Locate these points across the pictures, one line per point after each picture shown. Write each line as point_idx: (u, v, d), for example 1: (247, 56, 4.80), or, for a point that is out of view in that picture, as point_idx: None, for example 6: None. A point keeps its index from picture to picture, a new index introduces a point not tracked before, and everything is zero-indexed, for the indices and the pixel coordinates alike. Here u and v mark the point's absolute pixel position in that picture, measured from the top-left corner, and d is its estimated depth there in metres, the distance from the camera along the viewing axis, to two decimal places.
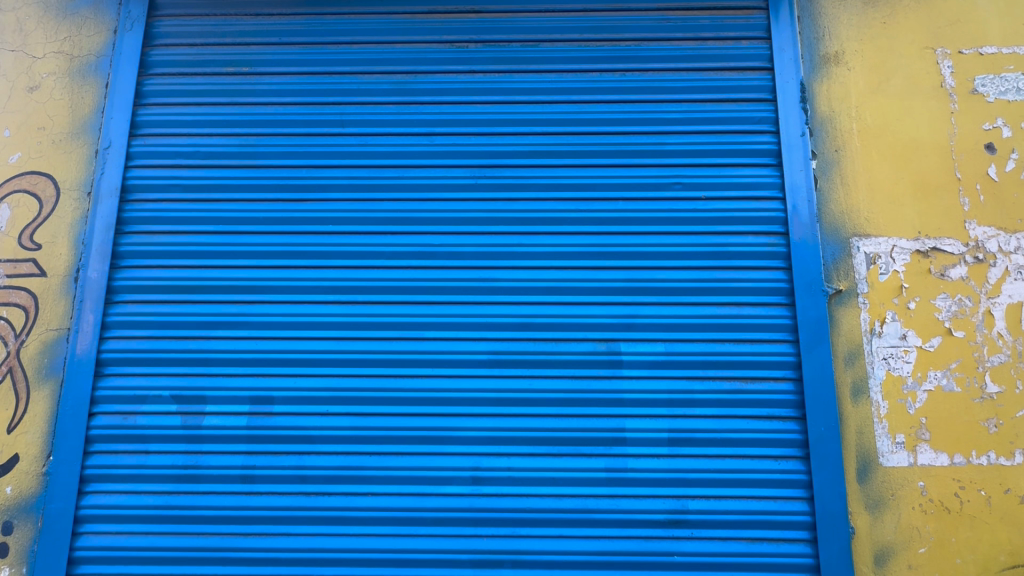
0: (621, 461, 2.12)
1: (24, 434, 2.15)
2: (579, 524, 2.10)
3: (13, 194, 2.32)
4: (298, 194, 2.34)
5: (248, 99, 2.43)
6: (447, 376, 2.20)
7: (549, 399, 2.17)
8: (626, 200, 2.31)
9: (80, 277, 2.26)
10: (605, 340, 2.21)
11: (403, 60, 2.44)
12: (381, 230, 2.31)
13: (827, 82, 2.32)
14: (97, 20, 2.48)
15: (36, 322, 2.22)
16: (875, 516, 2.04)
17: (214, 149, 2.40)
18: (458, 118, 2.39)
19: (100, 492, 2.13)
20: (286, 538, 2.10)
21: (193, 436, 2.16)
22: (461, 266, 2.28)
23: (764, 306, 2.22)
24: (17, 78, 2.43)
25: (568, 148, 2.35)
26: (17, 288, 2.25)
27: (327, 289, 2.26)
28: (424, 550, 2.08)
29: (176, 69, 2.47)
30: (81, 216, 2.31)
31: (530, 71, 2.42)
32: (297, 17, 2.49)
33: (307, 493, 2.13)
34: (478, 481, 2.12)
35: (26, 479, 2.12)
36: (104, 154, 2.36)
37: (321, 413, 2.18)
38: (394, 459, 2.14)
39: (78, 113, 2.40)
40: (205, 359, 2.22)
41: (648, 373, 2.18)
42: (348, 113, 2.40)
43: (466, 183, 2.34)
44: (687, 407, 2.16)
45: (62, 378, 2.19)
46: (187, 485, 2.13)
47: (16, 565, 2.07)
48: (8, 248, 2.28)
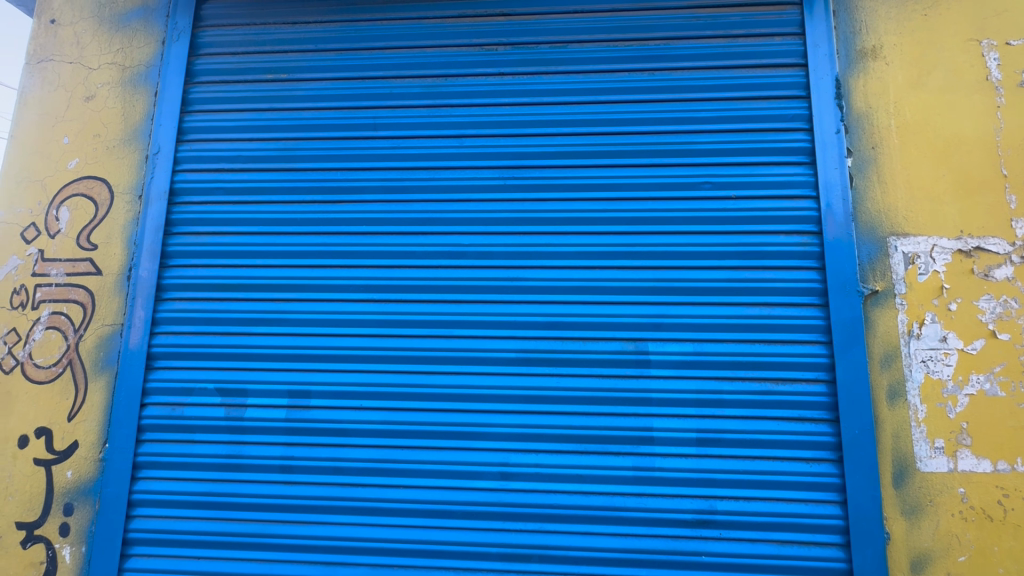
0: (648, 460, 2.13)
1: (83, 422, 2.30)
2: (606, 521, 2.12)
3: (72, 197, 2.49)
4: (334, 196, 2.43)
5: (287, 105, 2.53)
6: (476, 373, 2.25)
7: (576, 397, 2.20)
8: (655, 200, 2.32)
9: (132, 275, 2.40)
10: (633, 340, 2.22)
11: (433, 64, 2.49)
12: (413, 231, 2.38)
13: (863, 78, 2.27)
14: (146, 31, 2.62)
15: (93, 317, 2.38)
16: (911, 522, 1.99)
17: (254, 152, 2.50)
18: (486, 120, 2.43)
19: (151, 478, 2.26)
20: (321, 527, 2.18)
21: (235, 427, 2.27)
22: (490, 266, 2.33)
23: (796, 306, 2.19)
24: (74, 88, 2.59)
25: (597, 148, 2.36)
26: (75, 286, 2.41)
27: (360, 288, 2.34)
28: (454, 543, 2.13)
29: (219, 77, 2.59)
30: (133, 218, 2.46)
31: (558, 73, 2.44)
32: (331, 24, 2.57)
33: (342, 484, 2.21)
34: (506, 477, 2.16)
35: (84, 464, 2.27)
36: (153, 159, 2.49)
37: (355, 407, 2.26)
38: (425, 453, 2.20)
39: (129, 121, 2.54)
40: (245, 354, 2.32)
41: (675, 373, 2.19)
42: (381, 117, 2.47)
43: (494, 184, 2.38)
44: (716, 408, 2.16)
45: (116, 370, 2.33)
46: (230, 473, 2.24)
47: (76, 544, 2.22)
48: (67, 248, 2.44)
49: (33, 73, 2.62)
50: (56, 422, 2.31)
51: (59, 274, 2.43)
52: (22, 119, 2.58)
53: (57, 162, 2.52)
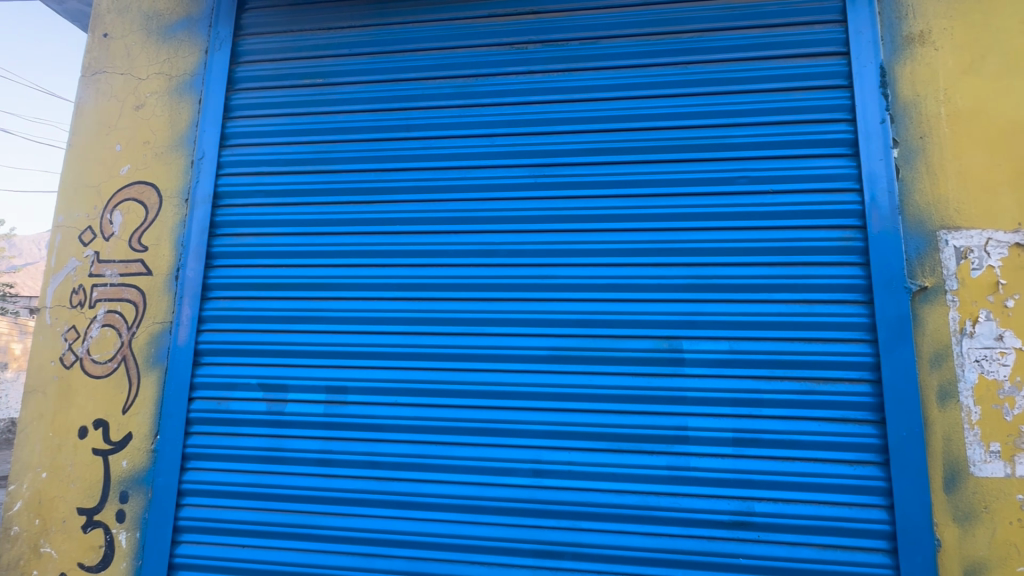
0: (683, 460, 2.10)
1: (136, 414, 2.43)
2: (640, 521, 2.10)
3: (125, 201, 2.63)
4: (367, 197, 2.49)
5: (323, 108, 2.60)
6: (509, 370, 2.26)
7: (609, 395, 2.18)
8: (688, 195, 2.28)
9: (180, 275, 2.52)
10: (667, 338, 2.20)
11: (463, 64, 2.52)
12: (445, 230, 2.41)
13: (910, 64, 2.18)
14: (190, 41, 2.74)
15: (145, 315, 2.50)
16: (964, 529, 1.91)
17: (292, 156, 2.58)
18: (517, 119, 2.44)
19: (199, 469, 2.37)
20: (358, 519, 2.24)
21: (277, 421, 2.35)
22: (521, 263, 2.34)
23: (839, 304, 2.12)
24: (125, 98, 2.73)
25: (628, 145, 2.34)
26: (128, 285, 2.54)
27: (394, 286, 2.39)
28: (487, 538, 2.16)
29: (258, 83, 2.68)
30: (180, 220, 2.57)
31: (589, 69, 2.43)
32: (364, 28, 2.63)
33: (378, 478, 2.26)
34: (539, 473, 2.17)
35: (137, 454, 2.40)
36: (199, 164, 2.61)
37: (391, 403, 2.31)
38: (459, 449, 2.24)
39: (175, 128, 2.66)
40: (285, 350, 2.40)
41: (710, 371, 2.15)
42: (413, 118, 2.52)
43: (525, 183, 2.39)
44: (753, 407, 2.11)
45: (166, 365, 2.45)
46: (272, 466, 2.33)
47: (131, 529, 2.35)
48: (121, 250, 2.58)
49: (88, 85, 2.77)
50: (112, 414, 2.44)
51: (114, 274, 2.57)
52: (79, 128, 2.73)
53: (111, 169, 2.67)
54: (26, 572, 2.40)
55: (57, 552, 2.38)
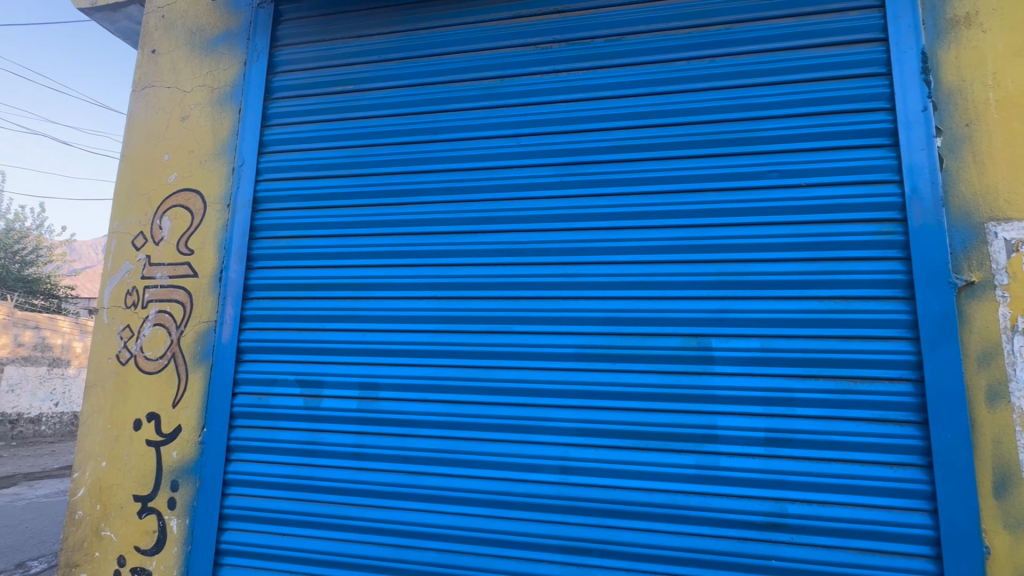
0: (713, 459, 2.08)
1: (185, 408, 2.58)
2: (669, 519, 2.08)
3: (173, 208, 2.79)
4: (397, 198, 2.56)
5: (354, 114, 2.69)
6: (537, 368, 2.29)
7: (636, 393, 2.18)
8: (717, 191, 2.25)
9: (223, 277, 2.66)
10: (696, 336, 2.17)
11: (489, 66, 2.56)
12: (472, 230, 2.46)
13: (954, 49, 2.10)
14: (231, 54, 2.88)
15: (192, 315, 2.65)
16: (1016, 536, 1.82)
17: (326, 161, 2.68)
18: (542, 119, 2.46)
19: (242, 460, 2.50)
20: (391, 512, 2.31)
21: (314, 416, 2.45)
22: (547, 262, 2.36)
23: (878, 300, 2.04)
24: (172, 110, 2.90)
25: (654, 141, 2.33)
26: (176, 287, 2.70)
27: (423, 286, 2.45)
28: (516, 533, 2.19)
29: (294, 92, 2.79)
30: (223, 224, 2.72)
31: (614, 66, 2.43)
32: (393, 35, 2.71)
33: (409, 472, 2.32)
34: (566, 470, 2.19)
35: (187, 445, 2.55)
36: (239, 171, 2.74)
37: (421, 399, 2.37)
38: (488, 445, 2.28)
39: (218, 137, 2.81)
40: (322, 348, 2.50)
41: (741, 370, 2.12)
42: (440, 121, 2.58)
43: (550, 182, 2.41)
44: (786, 406, 2.07)
45: (211, 362, 2.59)
46: (310, 459, 2.43)
47: (181, 516, 2.50)
48: (170, 254, 2.75)
49: (139, 99, 2.96)
50: (163, 407, 2.60)
51: (163, 277, 2.73)
52: (130, 140, 2.92)
53: (160, 177, 2.84)
54: (88, 554, 2.59)
55: (116, 536, 2.56)
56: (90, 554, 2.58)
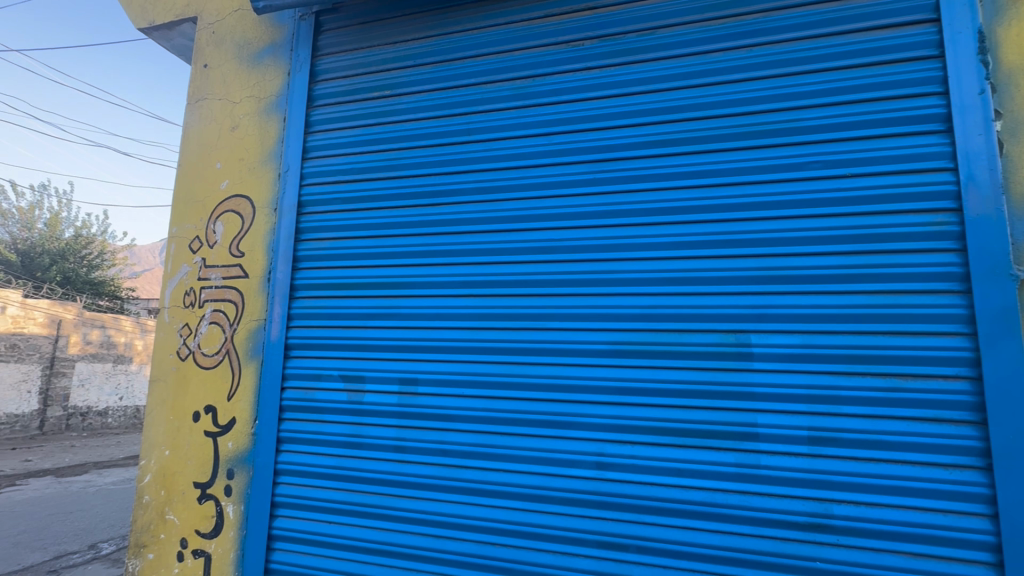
0: (753, 457, 2.04)
1: (238, 401, 2.74)
2: (707, 518, 2.05)
3: (225, 213, 2.96)
4: (434, 199, 2.63)
5: (391, 118, 2.78)
6: (571, 364, 2.31)
7: (673, 390, 2.16)
8: (755, 183, 2.20)
9: (271, 277, 2.80)
10: (734, 332, 2.14)
11: (521, 66, 2.60)
12: (506, 228, 2.50)
13: (1015, 26, 1.99)
14: (276, 65, 3.04)
15: (244, 313, 2.82)
16: None
17: (365, 164, 2.78)
18: (574, 116, 2.48)
19: (291, 451, 2.63)
20: (430, 503, 2.38)
21: (357, 409, 2.55)
22: (581, 259, 2.37)
23: (930, 294, 1.95)
24: (223, 120, 3.07)
25: (689, 135, 2.31)
26: (229, 287, 2.87)
27: (460, 284, 2.52)
28: (552, 527, 2.21)
29: (334, 99, 2.91)
30: (271, 227, 2.86)
31: (647, 61, 2.42)
32: (427, 39, 2.79)
33: (448, 465, 2.39)
34: (602, 466, 2.20)
35: (241, 436, 2.71)
36: (285, 176, 2.88)
37: (458, 394, 2.43)
38: (524, 440, 2.32)
39: (265, 145, 2.96)
40: (364, 344, 2.60)
41: (782, 367, 2.07)
42: (474, 122, 2.63)
43: (584, 179, 2.42)
44: (831, 404, 2.00)
45: (262, 358, 2.74)
46: (353, 451, 2.53)
47: (237, 502, 2.66)
48: (223, 256, 2.92)
49: (193, 111, 3.15)
50: (219, 401, 2.77)
51: (217, 278, 2.91)
52: (186, 150, 3.11)
53: (214, 184, 3.02)
54: (154, 536, 2.79)
55: (179, 519, 2.75)
56: (156, 536, 2.78)
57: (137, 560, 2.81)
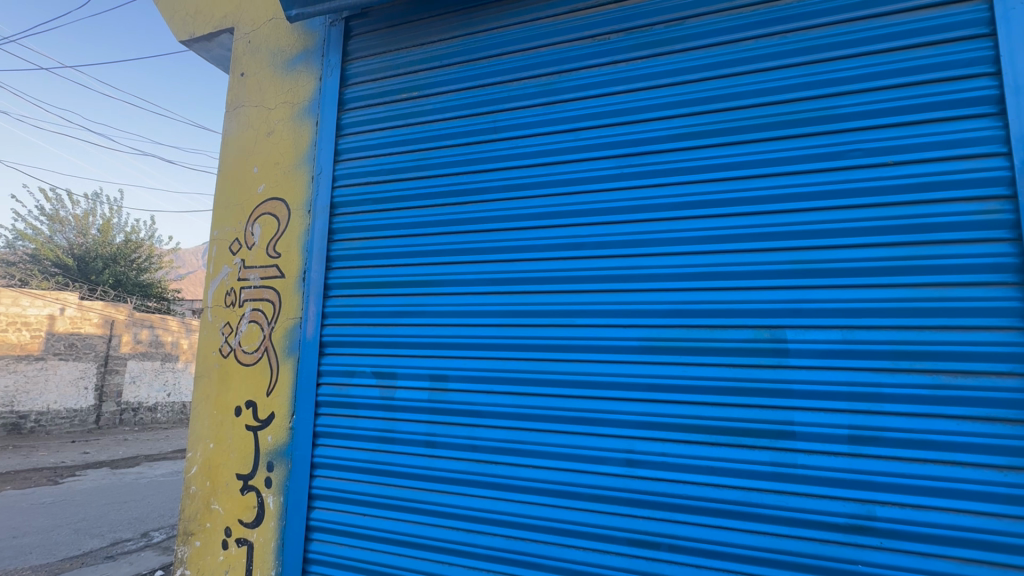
0: (790, 456, 1.98)
1: (277, 397, 2.84)
2: (742, 517, 2.01)
3: (262, 215, 3.08)
4: (462, 197, 2.67)
5: (419, 119, 2.83)
6: (601, 361, 2.30)
7: (704, 386, 2.13)
8: (790, 174, 2.14)
9: (306, 277, 2.90)
10: (769, 328, 2.08)
11: (546, 62, 2.60)
12: (534, 225, 2.51)
13: None
14: (308, 71, 3.13)
15: (281, 312, 2.92)
16: None
17: (395, 165, 2.84)
18: (601, 111, 2.47)
19: (327, 445, 2.71)
20: (461, 497, 2.41)
21: (389, 405, 2.61)
22: (609, 255, 2.35)
23: (980, 287, 1.86)
24: (259, 126, 3.19)
25: (719, 126, 2.26)
26: (267, 287, 2.98)
27: (488, 281, 2.54)
28: (582, 524, 2.20)
29: (364, 102, 2.98)
30: (305, 229, 2.96)
31: (674, 52, 2.38)
32: (453, 40, 2.82)
33: (478, 460, 2.42)
34: (632, 463, 2.18)
35: (280, 430, 2.81)
36: (318, 179, 2.97)
37: (488, 390, 2.45)
38: (553, 436, 2.32)
39: (299, 149, 3.06)
40: (395, 342, 2.66)
41: (820, 363, 2.00)
42: (501, 120, 2.65)
43: (611, 174, 2.41)
44: (873, 402, 1.93)
45: (298, 355, 2.83)
46: (386, 445, 2.59)
47: (277, 493, 2.76)
48: (261, 257, 3.03)
49: (231, 119, 3.28)
50: (259, 396, 2.89)
51: (256, 278, 3.02)
52: (226, 156, 3.25)
53: (251, 188, 3.14)
54: (201, 524, 2.93)
55: (223, 509, 2.88)
56: (203, 525, 2.92)
57: (185, 547, 2.95)
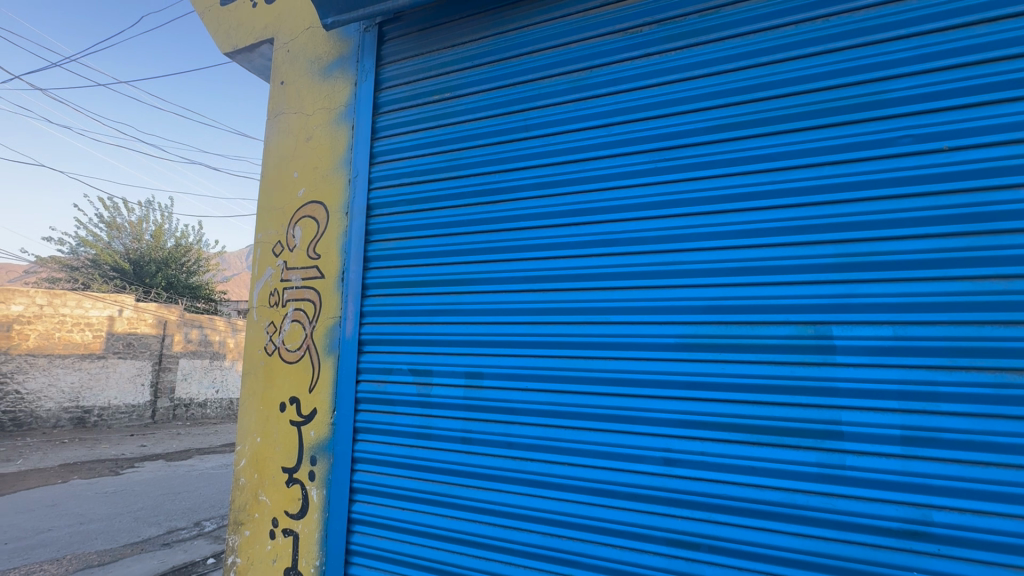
0: (838, 457, 1.91)
1: (319, 393, 2.95)
2: (787, 520, 1.94)
3: (302, 218, 3.19)
4: (494, 196, 2.69)
5: (451, 120, 2.87)
6: (636, 358, 2.27)
7: (745, 385, 2.07)
8: (834, 164, 2.06)
9: (344, 277, 2.99)
10: (813, 324, 2.01)
11: (577, 58, 2.59)
12: (566, 222, 2.50)
13: None
14: (344, 77, 3.23)
15: (321, 311, 3.02)
16: None
17: (428, 166, 2.89)
18: (634, 105, 2.44)
19: (366, 441, 2.79)
20: (497, 494, 2.44)
21: (425, 402, 2.66)
22: (644, 251, 2.32)
23: None
24: (298, 132, 3.31)
25: (757, 116, 2.20)
26: (308, 287, 3.09)
27: (521, 279, 2.56)
28: (619, 522, 2.19)
29: (397, 105, 3.04)
30: (343, 230, 3.05)
31: (709, 42, 2.33)
32: (484, 39, 2.84)
33: (513, 457, 2.43)
34: (670, 462, 2.14)
35: (322, 426, 2.91)
36: (354, 181, 3.06)
37: (523, 388, 2.47)
38: (588, 434, 2.31)
39: (337, 153, 3.16)
40: (430, 340, 2.70)
41: (870, 361, 1.91)
42: (532, 118, 2.66)
43: (645, 169, 2.38)
44: (927, 402, 1.83)
45: (338, 353, 2.92)
46: (423, 441, 2.64)
47: (320, 486, 2.87)
48: (302, 258, 3.15)
49: (272, 126, 3.41)
50: (302, 393, 3.00)
51: (297, 279, 3.14)
52: (268, 162, 3.38)
53: (292, 192, 3.26)
54: (250, 514, 3.07)
55: (271, 500, 3.01)
56: (252, 515, 3.06)
57: (236, 535, 3.10)
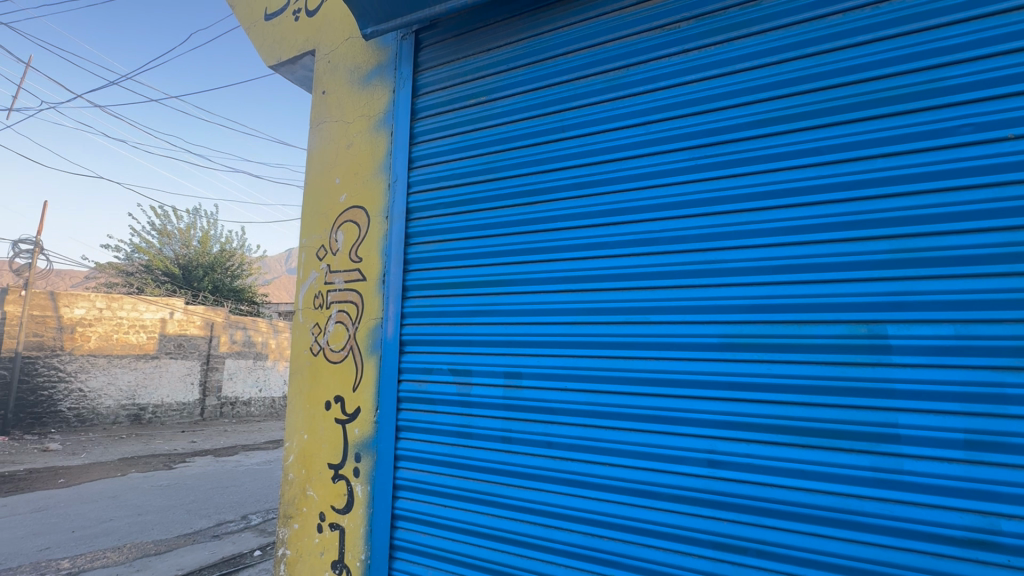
0: (894, 461, 1.83)
1: (362, 392, 3.04)
2: (840, 525, 1.88)
3: (344, 222, 3.30)
4: (531, 198, 2.72)
5: (487, 123, 2.92)
6: (678, 358, 2.24)
7: (793, 386, 2.01)
8: (887, 155, 1.97)
9: (385, 279, 3.07)
10: (867, 323, 1.93)
11: (613, 57, 2.58)
12: (605, 222, 2.49)
13: None
14: (383, 84, 3.32)
15: (364, 313, 3.12)
16: None
17: (466, 170, 2.94)
18: (672, 102, 2.41)
19: (408, 439, 2.86)
20: (538, 493, 2.46)
21: (465, 401, 2.71)
22: (685, 250, 2.29)
23: None
24: (339, 139, 3.42)
25: (803, 109, 2.13)
26: (350, 289, 3.19)
27: (559, 280, 2.57)
28: (662, 524, 2.17)
29: (435, 110, 3.11)
30: (383, 234, 3.13)
31: (751, 35, 2.27)
32: (519, 42, 2.87)
33: (553, 457, 2.45)
34: (714, 464, 2.10)
35: (365, 424, 3.00)
36: (394, 186, 3.14)
37: (562, 388, 2.48)
38: (629, 434, 2.30)
39: (376, 158, 3.25)
40: (469, 340, 2.75)
41: (928, 361, 1.83)
42: (568, 119, 2.67)
43: (685, 166, 2.34)
44: (991, 405, 1.74)
45: (380, 353, 3.01)
46: (463, 440, 2.69)
47: (364, 482, 2.96)
48: (345, 261, 3.25)
49: (315, 134, 3.54)
50: (346, 392, 3.10)
51: (340, 281, 3.24)
52: (312, 169, 3.51)
53: (335, 197, 3.37)
54: (298, 508, 3.19)
55: (318, 495, 3.12)
56: (300, 509, 3.18)
57: (285, 528, 3.23)
